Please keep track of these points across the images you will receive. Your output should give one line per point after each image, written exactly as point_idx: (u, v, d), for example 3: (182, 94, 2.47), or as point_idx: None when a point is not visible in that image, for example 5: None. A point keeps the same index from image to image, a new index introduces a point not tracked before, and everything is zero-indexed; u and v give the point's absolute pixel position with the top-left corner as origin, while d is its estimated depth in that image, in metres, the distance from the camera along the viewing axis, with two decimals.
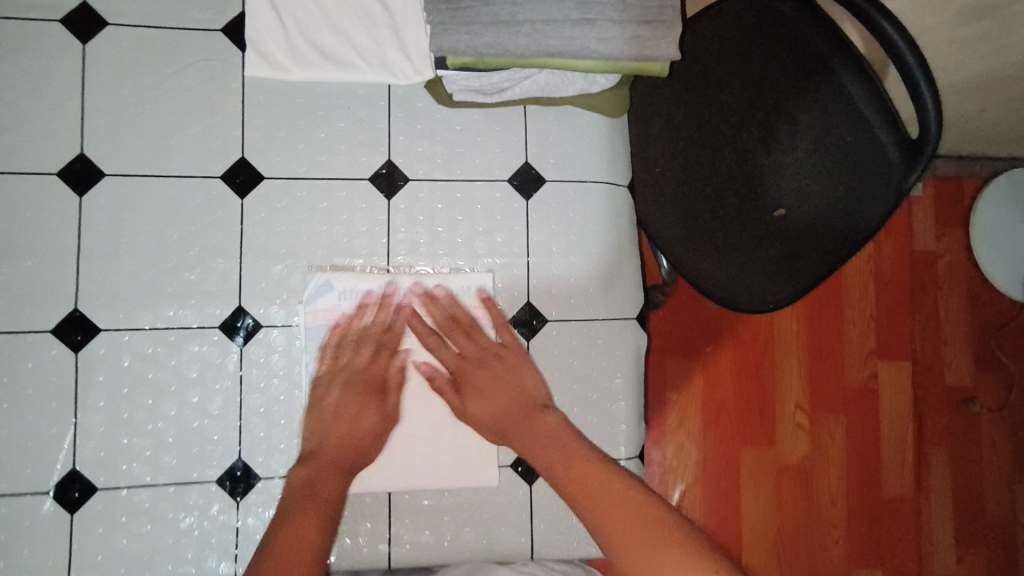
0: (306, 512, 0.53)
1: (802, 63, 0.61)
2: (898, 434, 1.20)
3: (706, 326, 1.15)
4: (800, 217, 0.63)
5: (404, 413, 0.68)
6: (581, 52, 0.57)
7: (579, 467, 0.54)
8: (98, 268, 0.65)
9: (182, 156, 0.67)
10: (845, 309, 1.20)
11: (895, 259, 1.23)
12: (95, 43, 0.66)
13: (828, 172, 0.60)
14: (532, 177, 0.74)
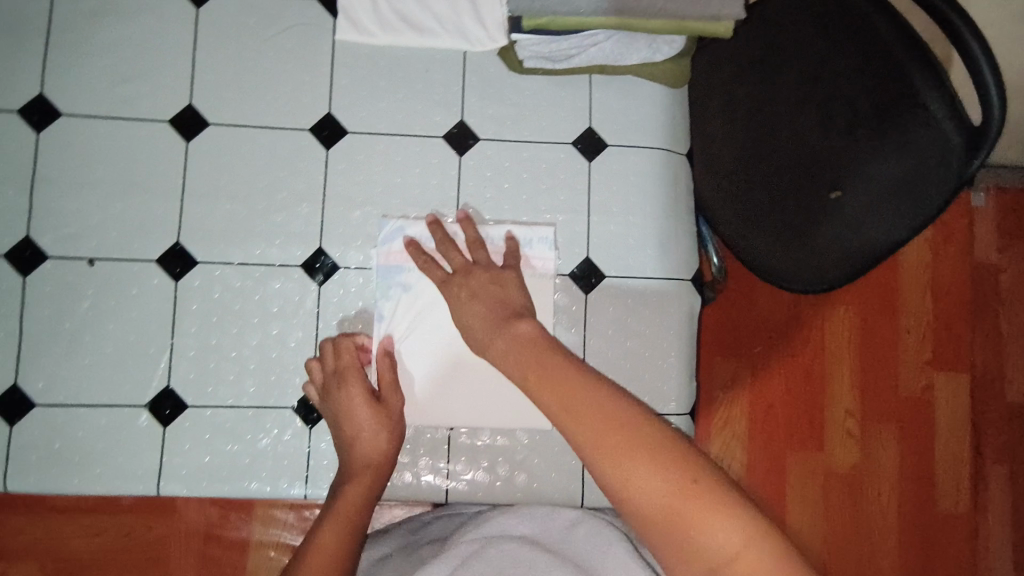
0: (330, 530, 0.61)
1: (861, 43, 0.58)
2: (955, 447, 1.17)
3: (755, 326, 1.15)
4: (855, 200, 0.60)
5: (468, 357, 0.72)
6: (649, 10, 0.62)
7: (562, 384, 0.51)
8: (199, 206, 0.72)
9: (277, 109, 0.74)
10: (900, 318, 1.18)
11: (955, 268, 1.20)
12: (207, 6, 0.74)
13: (884, 155, 0.57)
14: (595, 141, 0.78)
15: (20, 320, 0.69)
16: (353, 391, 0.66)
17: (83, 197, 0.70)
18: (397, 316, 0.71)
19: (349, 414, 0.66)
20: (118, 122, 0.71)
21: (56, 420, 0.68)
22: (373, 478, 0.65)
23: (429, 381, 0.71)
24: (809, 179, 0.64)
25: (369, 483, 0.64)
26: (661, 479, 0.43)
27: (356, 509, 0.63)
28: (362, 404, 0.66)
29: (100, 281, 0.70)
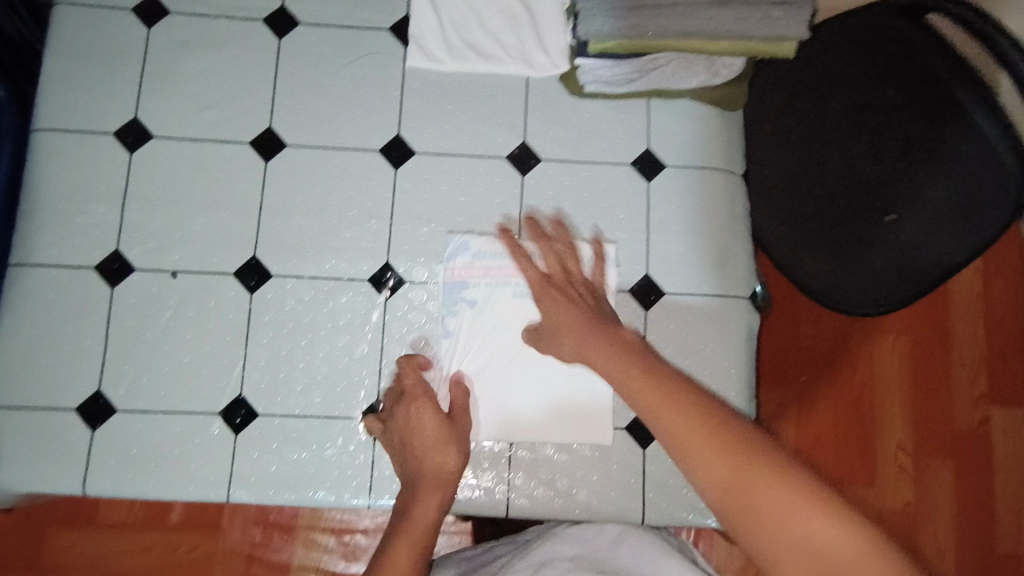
0: (403, 546, 0.58)
1: (916, 76, 0.60)
2: (1016, 486, 1.12)
3: (802, 356, 1.14)
4: (911, 224, 0.61)
5: (528, 373, 0.73)
6: (715, 32, 0.65)
7: (655, 391, 0.50)
8: (275, 222, 0.75)
9: (349, 132, 0.78)
10: (952, 350, 1.15)
11: (1008, 298, 1.17)
12: (288, 37, 0.79)
13: (941, 181, 0.58)
14: (653, 162, 0.80)
15: (106, 328, 0.73)
16: (427, 411, 0.68)
17: (170, 213, 0.75)
18: (463, 330, 0.74)
19: (422, 431, 0.67)
20: (204, 143, 0.76)
21: (134, 425, 0.71)
22: (442, 492, 0.64)
23: (494, 394, 0.73)
24: (865, 203, 0.65)
25: (441, 496, 0.64)
26: (756, 476, 0.42)
27: (428, 524, 0.61)
28: (433, 420, 0.68)
29: (183, 292, 0.74)
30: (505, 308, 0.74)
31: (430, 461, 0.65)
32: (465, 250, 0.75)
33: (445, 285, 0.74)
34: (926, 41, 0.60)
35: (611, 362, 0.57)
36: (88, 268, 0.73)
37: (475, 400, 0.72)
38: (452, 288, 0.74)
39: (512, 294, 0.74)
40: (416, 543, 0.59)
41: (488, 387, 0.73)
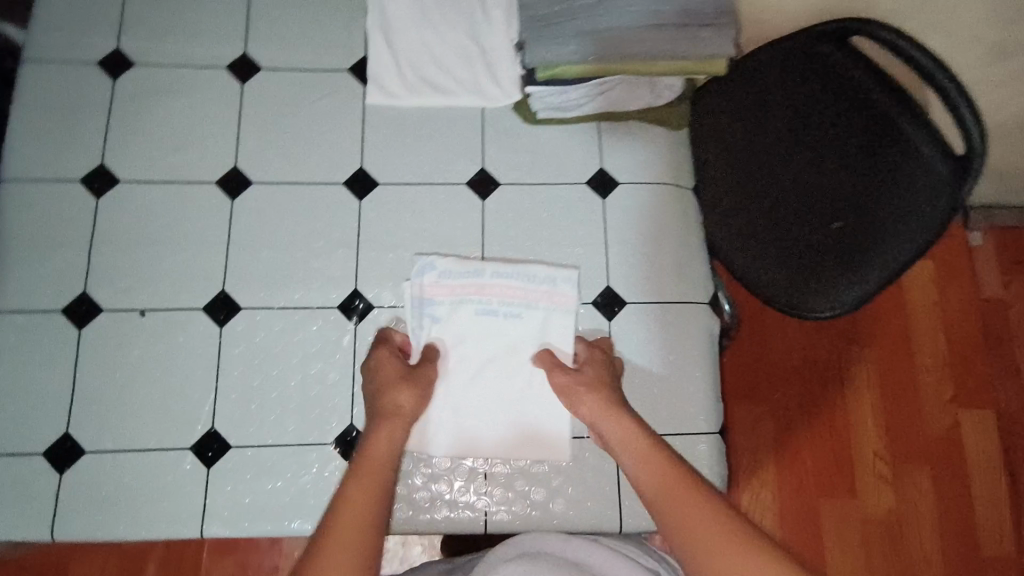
0: (360, 479, 0.56)
1: (851, 102, 0.74)
2: (992, 488, 1.15)
3: (774, 368, 1.18)
4: (856, 225, 0.72)
5: (491, 391, 0.74)
6: (651, 52, 0.70)
7: (680, 498, 0.55)
8: (243, 257, 0.77)
9: (313, 167, 0.81)
10: (916, 358, 1.20)
11: (963, 305, 1.23)
12: (251, 81, 0.82)
13: (880, 185, 0.70)
14: (606, 180, 0.84)
15: (74, 370, 0.72)
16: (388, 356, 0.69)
17: (138, 254, 0.76)
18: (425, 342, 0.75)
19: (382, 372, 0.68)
20: (170, 185, 0.78)
21: (103, 466, 0.70)
22: (400, 427, 0.63)
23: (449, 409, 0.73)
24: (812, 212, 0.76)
25: (396, 429, 0.62)
26: None
27: (385, 457, 0.59)
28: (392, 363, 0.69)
29: (152, 330, 0.74)
30: (467, 324, 0.75)
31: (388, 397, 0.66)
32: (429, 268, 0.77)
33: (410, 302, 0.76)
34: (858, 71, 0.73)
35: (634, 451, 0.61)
36: (55, 311, 0.74)
37: (438, 416, 0.73)
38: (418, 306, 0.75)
39: (476, 311, 0.76)
40: (376, 475, 0.57)
41: (446, 402, 0.74)
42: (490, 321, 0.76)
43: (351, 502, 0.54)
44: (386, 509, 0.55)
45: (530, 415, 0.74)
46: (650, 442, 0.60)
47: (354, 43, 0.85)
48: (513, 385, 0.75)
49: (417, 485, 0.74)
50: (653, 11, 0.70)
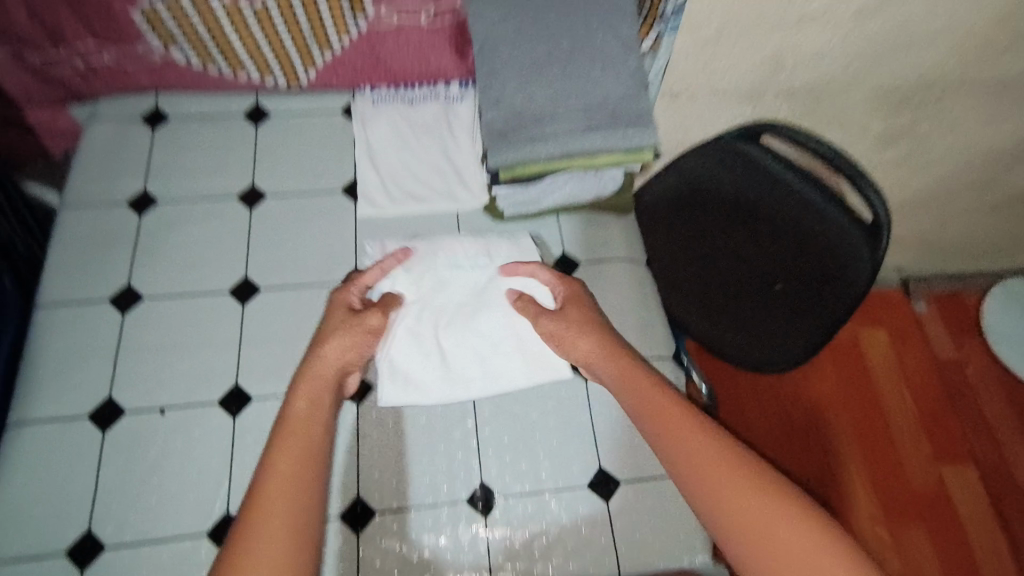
0: (283, 452, 0.61)
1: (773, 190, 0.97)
2: (977, 517, 1.51)
3: (774, 446, 1.47)
4: (761, 312, 1.04)
5: (460, 334, 0.88)
6: (590, 149, 0.86)
7: (696, 445, 0.62)
8: (254, 354, 0.86)
9: (314, 271, 0.92)
10: (889, 419, 1.53)
11: (918, 364, 1.62)
12: (258, 206, 0.96)
13: (779, 279, 1.01)
14: (568, 262, 0.99)
15: (97, 469, 0.78)
16: (337, 307, 0.80)
17: (160, 358, 0.85)
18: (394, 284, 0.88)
19: (331, 319, 0.78)
20: (189, 297, 0.89)
21: (123, 559, 0.74)
22: (329, 388, 0.70)
23: (418, 352, 0.86)
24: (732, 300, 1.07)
25: (316, 392, 0.68)
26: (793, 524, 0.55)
27: (305, 425, 0.64)
28: (340, 314, 0.79)
29: (170, 426, 0.81)
30: (438, 271, 0.90)
31: (329, 357, 0.73)
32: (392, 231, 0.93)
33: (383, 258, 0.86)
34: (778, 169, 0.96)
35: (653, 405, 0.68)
36: (81, 417, 0.80)
37: (416, 356, 0.86)
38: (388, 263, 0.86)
39: (446, 266, 0.91)
40: (296, 448, 0.62)
41: (419, 350, 0.86)
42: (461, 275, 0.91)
43: (275, 475, 0.59)
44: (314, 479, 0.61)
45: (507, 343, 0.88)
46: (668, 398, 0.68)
47: (344, 170, 1.01)
48: (487, 320, 0.89)
49: (428, 541, 0.79)
50: (586, 118, 0.87)
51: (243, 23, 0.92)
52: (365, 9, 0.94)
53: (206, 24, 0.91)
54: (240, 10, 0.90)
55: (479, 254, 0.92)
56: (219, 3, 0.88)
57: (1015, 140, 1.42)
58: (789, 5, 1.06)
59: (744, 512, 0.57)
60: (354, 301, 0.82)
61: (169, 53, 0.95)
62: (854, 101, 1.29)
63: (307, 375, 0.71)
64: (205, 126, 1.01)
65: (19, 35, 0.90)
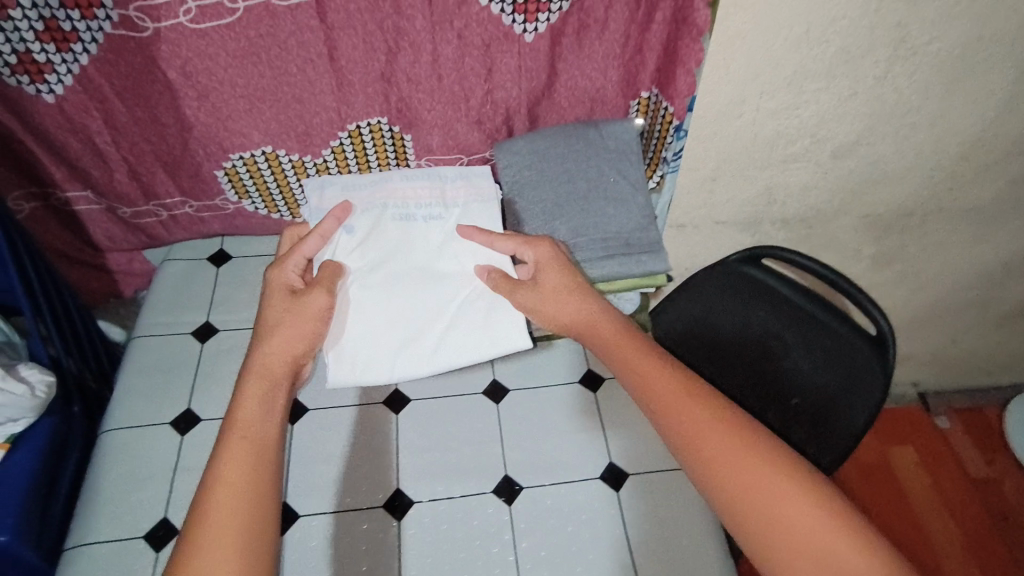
0: (231, 460, 0.69)
1: (792, 310, 1.18)
2: None
3: None
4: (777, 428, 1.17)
5: (408, 303, 0.93)
6: (610, 275, 0.96)
7: (717, 440, 0.70)
8: (302, 472, 0.92)
9: (357, 391, 1.00)
10: (936, 538, 1.78)
11: (957, 488, 1.89)
12: None
13: (795, 399, 1.16)
14: (596, 376, 1.04)
15: None
16: (277, 291, 0.84)
17: None
18: (338, 251, 0.92)
19: (273, 303, 0.83)
20: None
21: None
22: (281, 378, 0.78)
23: (370, 326, 0.91)
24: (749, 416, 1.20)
25: (266, 389, 0.76)
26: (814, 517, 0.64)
27: (253, 430, 0.72)
28: (282, 294, 0.84)
29: None
30: (389, 232, 0.96)
31: (279, 356, 0.79)
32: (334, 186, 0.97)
33: (321, 224, 0.89)
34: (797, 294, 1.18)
35: (678, 400, 0.73)
36: (138, 536, 0.85)
37: (366, 330, 0.90)
38: (328, 229, 0.90)
39: (392, 222, 0.96)
40: (243, 452, 0.69)
41: (371, 318, 0.91)
42: (409, 225, 0.96)
43: (225, 481, 0.67)
44: (261, 483, 0.68)
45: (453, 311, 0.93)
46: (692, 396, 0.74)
47: None
48: (439, 289, 0.93)
49: None
50: (605, 247, 0.97)
51: (307, 176, 1.07)
52: (409, 162, 1.10)
53: (276, 178, 1.05)
54: (306, 166, 1.05)
55: (431, 206, 0.99)
56: (289, 161, 1.03)
57: (1004, 260, 1.52)
58: (775, 151, 1.21)
59: (765, 503, 0.65)
60: (293, 278, 0.86)
61: (241, 203, 1.09)
62: (845, 229, 1.42)
63: (255, 373, 0.77)
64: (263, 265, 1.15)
65: (117, 194, 1.04)
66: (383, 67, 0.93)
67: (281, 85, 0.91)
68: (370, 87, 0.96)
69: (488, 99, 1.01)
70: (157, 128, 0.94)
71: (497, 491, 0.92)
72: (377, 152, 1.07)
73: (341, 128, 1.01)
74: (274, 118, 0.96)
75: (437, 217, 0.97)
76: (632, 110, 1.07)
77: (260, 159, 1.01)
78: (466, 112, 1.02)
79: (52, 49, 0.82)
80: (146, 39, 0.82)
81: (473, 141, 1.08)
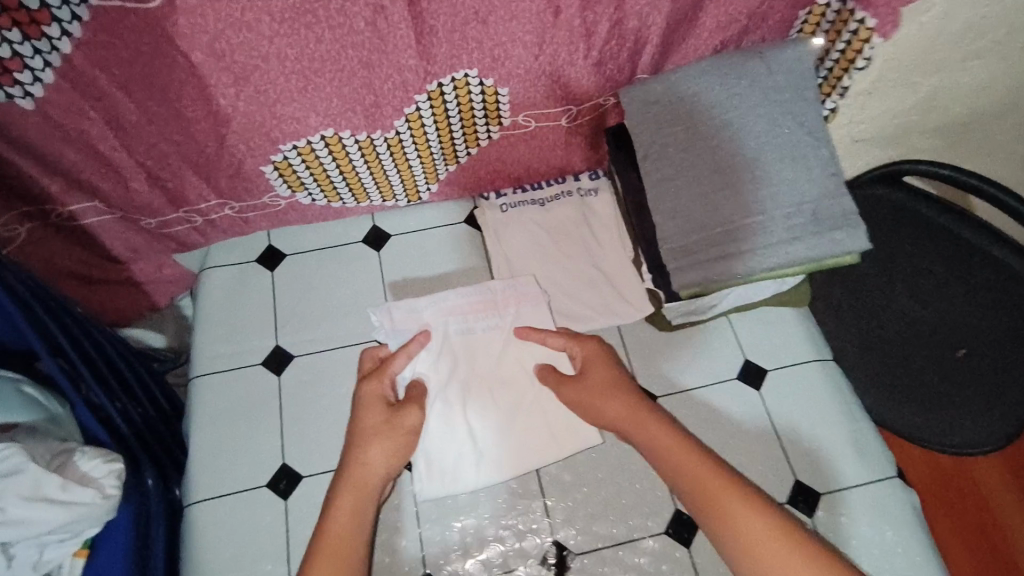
0: None
1: (924, 225, 0.89)
2: None
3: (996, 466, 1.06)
4: (974, 364, 0.83)
5: (481, 409, 0.83)
6: (793, 261, 0.75)
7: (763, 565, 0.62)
8: (437, 529, 0.80)
9: None
10: None
11: None
12: None
13: (970, 329, 0.83)
14: (754, 369, 0.90)
15: None
16: (372, 405, 0.75)
17: None
18: (418, 365, 0.83)
19: (367, 415, 0.75)
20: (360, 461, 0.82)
21: None
22: (369, 494, 0.70)
23: (451, 436, 0.82)
24: (935, 354, 0.86)
25: (360, 503, 0.70)
26: None
27: (349, 548, 0.67)
28: (377, 409, 0.75)
29: None
30: (455, 347, 0.85)
31: (376, 471, 0.72)
32: (398, 306, 0.85)
33: (409, 343, 0.80)
34: (928, 207, 0.89)
35: (728, 517, 0.65)
36: None
37: (445, 441, 0.81)
38: (414, 351, 0.80)
39: (455, 333, 0.86)
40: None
41: (448, 430, 0.82)
42: (470, 338, 0.86)
43: None
44: None
45: (528, 415, 0.83)
46: (738, 506, 0.66)
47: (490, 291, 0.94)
48: (507, 396, 0.84)
49: None
50: (789, 226, 0.75)
51: (376, 156, 0.82)
52: (502, 120, 0.85)
53: (339, 165, 0.81)
54: (375, 144, 0.79)
55: (489, 317, 0.87)
56: (355, 143, 0.78)
57: None
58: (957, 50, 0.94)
59: None
60: (387, 390, 0.77)
61: (295, 197, 0.84)
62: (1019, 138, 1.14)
63: (350, 480, 0.71)
64: (327, 263, 0.95)
65: (138, 206, 0.80)
66: (478, 4, 0.66)
67: (344, 48, 0.64)
68: (458, 34, 0.69)
69: (616, 30, 0.74)
70: (181, 125, 0.68)
71: (667, 528, 0.80)
72: (462, 114, 0.82)
73: (419, 91, 0.74)
74: (336, 92, 0.69)
75: (495, 326, 0.87)
76: (797, 25, 0.81)
77: (318, 146, 0.76)
78: (583, 53, 0.76)
79: (19, 38, 0.55)
80: (154, 10, 0.55)
81: (587, 87, 0.82)
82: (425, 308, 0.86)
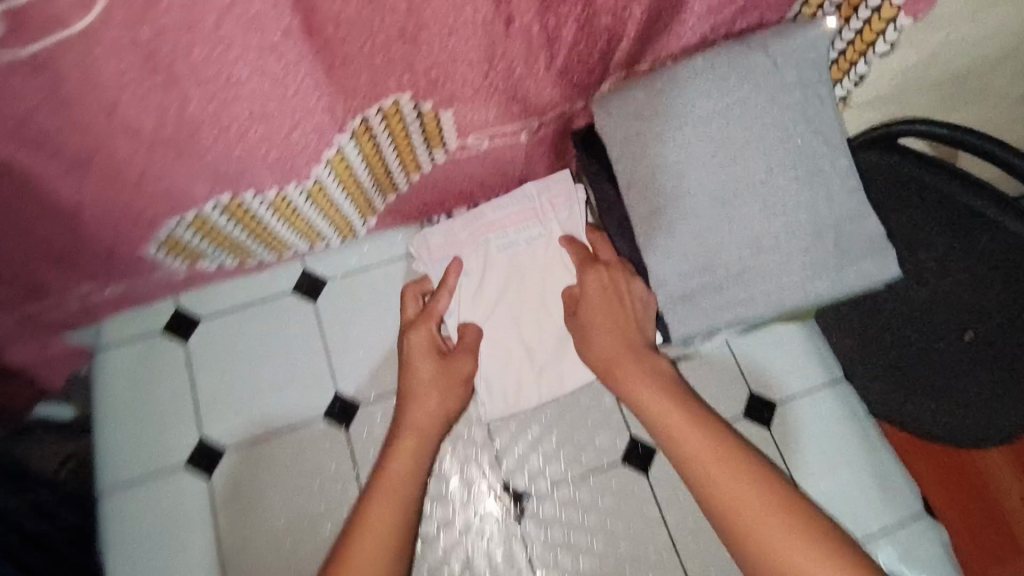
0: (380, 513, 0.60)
1: (909, 184, 0.66)
2: None
3: None
4: (991, 346, 0.62)
5: (535, 331, 0.75)
6: (815, 299, 0.63)
7: (737, 501, 0.57)
8: None
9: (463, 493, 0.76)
10: None
11: None
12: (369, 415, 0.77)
13: (993, 297, 0.61)
14: (761, 402, 0.80)
15: None
16: (423, 354, 0.69)
17: None
18: (463, 302, 0.75)
19: (419, 360, 0.69)
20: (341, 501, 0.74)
21: None
22: (430, 436, 0.66)
23: (508, 360, 0.74)
24: (933, 338, 0.66)
25: (422, 443, 0.66)
26: None
27: (404, 485, 0.63)
28: (427, 351, 0.69)
29: None
30: (502, 265, 0.76)
31: (431, 413, 0.67)
32: (435, 232, 0.77)
33: (449, 277, 0.73)
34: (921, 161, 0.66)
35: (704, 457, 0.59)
36: None
37: (505, 369, 0.74)
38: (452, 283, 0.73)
39: (498, 248, 0.76)
40: (393, 509, 0.61)
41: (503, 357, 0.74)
42: (516, 253, 0.76)
43: (368, 534, 0.59)
44: (402, 550, 0.59)
45: None
46: (715, 447, 0.60)
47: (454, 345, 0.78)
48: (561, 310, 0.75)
49: None
50: (809, 260, 0.62)
51: (294, 210, 0.65)
52: (446, 144, 0.68)
53: (246, 227, 0.64)
54: (291, 199, 0.62)
55: (530, 228, 0.76)
56: (263, 203, 0.61)
57: None
58: None
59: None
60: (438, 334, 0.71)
61: (196, 265, 0.67)
62: None
63: (410, 423, 0.66)
64: (252, 323, 0.79)
65: None
66: (404, 21, 0.47)
67: (225, 104, 0.46)
68: (381, 58, 0.50)
69: (584, 31, 0.57)
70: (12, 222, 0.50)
71: None
72: (397, 144, 0.65)
73: (339, 131, 0.57)
74: (224, 154, 0.52)
75: (539, 236, 0.76)
76: (795, 7, 0.67)
77: (214, 215, 0.59)
78: (545, 62, 0.59)
79: None
80: None
81: (550, 97, 0.66)
82: (462, 231, 0.77)
